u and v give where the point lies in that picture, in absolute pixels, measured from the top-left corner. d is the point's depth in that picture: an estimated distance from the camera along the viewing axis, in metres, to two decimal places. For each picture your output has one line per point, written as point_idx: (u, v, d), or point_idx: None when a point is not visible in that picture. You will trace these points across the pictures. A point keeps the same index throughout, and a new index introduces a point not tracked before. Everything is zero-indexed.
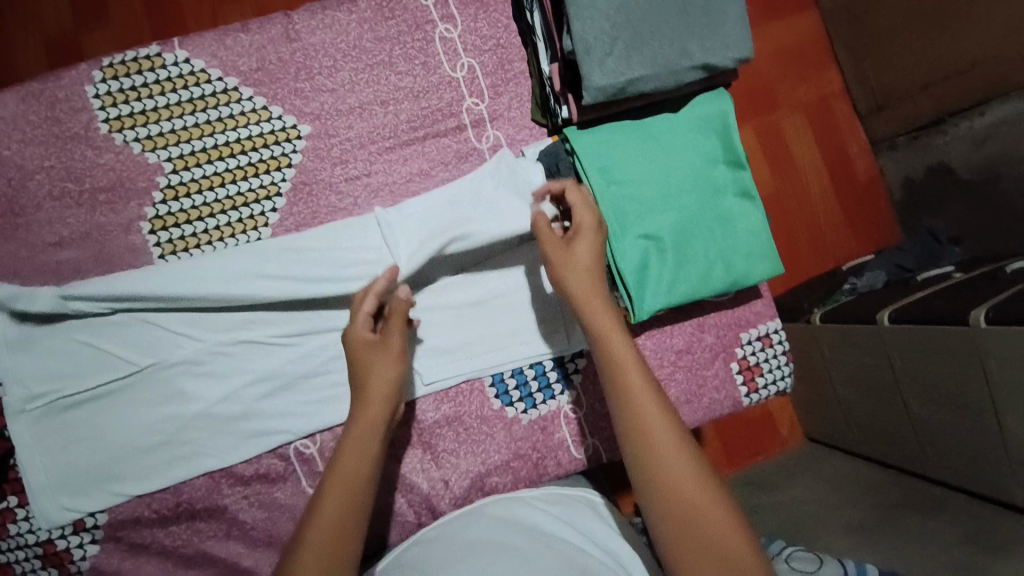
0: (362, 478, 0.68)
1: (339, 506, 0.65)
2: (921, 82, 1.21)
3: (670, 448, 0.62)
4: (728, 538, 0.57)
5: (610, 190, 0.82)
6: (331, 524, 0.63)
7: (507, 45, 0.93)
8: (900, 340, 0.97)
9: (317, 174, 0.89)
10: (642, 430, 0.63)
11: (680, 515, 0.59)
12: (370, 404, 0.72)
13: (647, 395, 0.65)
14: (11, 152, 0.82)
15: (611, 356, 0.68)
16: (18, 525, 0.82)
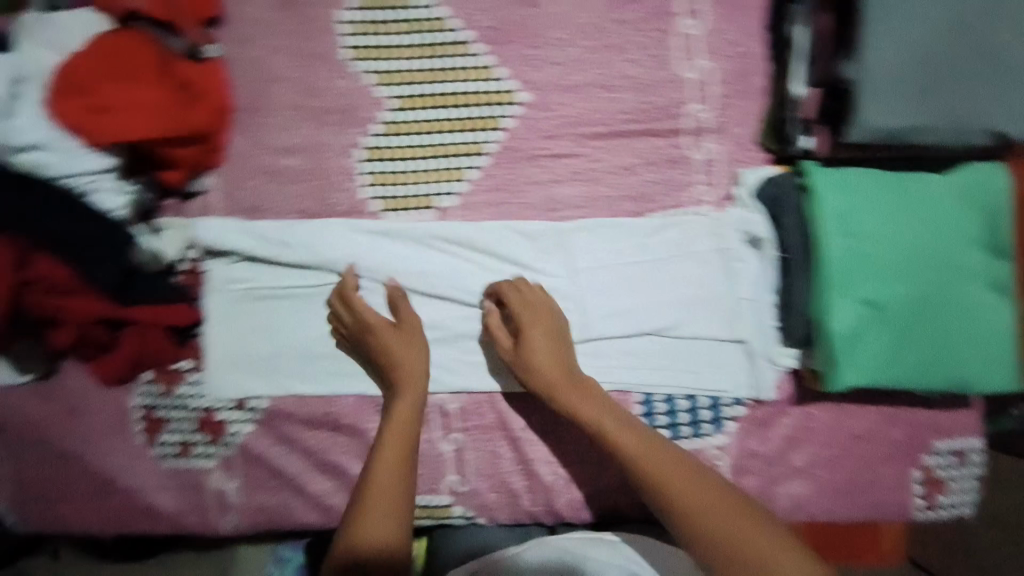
0: (411, 422, 0.79)
1: (390, 473, 0.75)
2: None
3: (682, 487, 0.69)
4: None
5: (846, 243, 0.74)
6: (386, 481, 0.74)
7: (756, 54, 0.84)
8: None
9: (524, 144, 0.88)
10: (678, 502, 0.69)
11: (722, 541, 0.64)
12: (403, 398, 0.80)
13: (625, 432, 0.76)
14: (263, 56, 0.85)
15: (592, 414, 0.78)
16: (187, 386, 0.91)
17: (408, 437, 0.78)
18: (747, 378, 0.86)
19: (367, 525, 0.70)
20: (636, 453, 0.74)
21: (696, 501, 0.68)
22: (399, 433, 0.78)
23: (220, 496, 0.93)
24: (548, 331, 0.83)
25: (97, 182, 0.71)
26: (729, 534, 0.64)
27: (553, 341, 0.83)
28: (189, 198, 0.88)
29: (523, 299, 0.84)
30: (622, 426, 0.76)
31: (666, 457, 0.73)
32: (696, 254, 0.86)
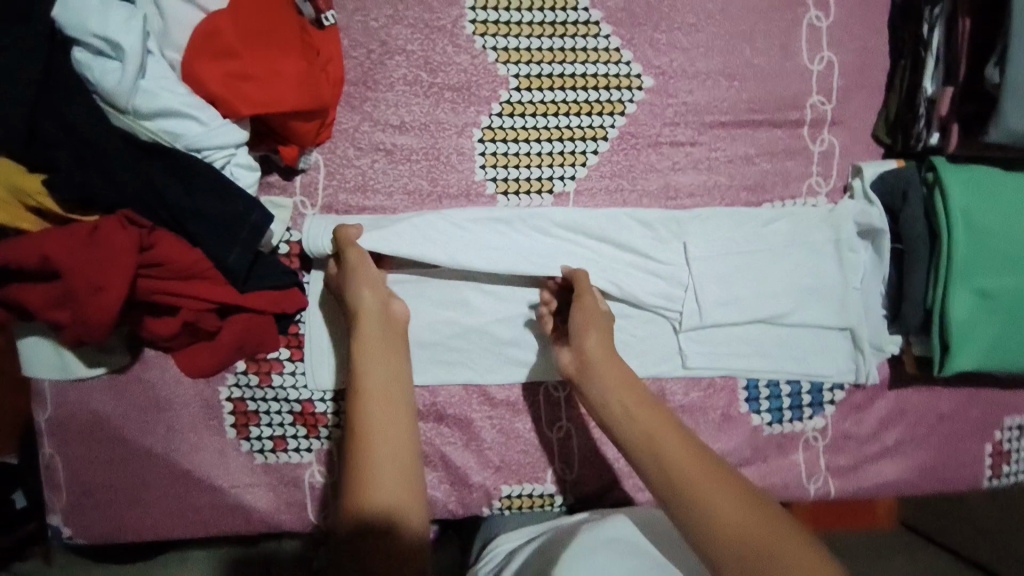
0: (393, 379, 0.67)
1: (384, 414, 0.64)
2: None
3: (716, 475, 0.57)
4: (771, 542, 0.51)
5: (966, 234, 0.78)
6: (381, 413, 0.64)
7: (873, 49, 0.88)
8: None
9: (646, 129, 0.87)
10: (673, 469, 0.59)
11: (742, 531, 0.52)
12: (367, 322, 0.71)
13: (670, 435, 0.62)
14: (379, 26, 0.82)
15: (643, 420, 0.64)
16: (283, 377, 0.82)
17: (405, 399, 0.66)
18: (850, 365, 0.89)
19: (366, 490, 0.59)
20: (679, 463, 0.59)
21: (740, 522, 0.53)
22: (388, 358, 0.69)
23: (316, 493, 0.85)
24: (600, 332, 0.74)
25: (235, 155, 0.66)
26: (745, 534, 0.52)
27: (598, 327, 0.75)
28: (291, 174, 0.82)
29: (585, 290, 0.78)
30: (668, 427, 0.63)
31: (723, 475, 0.57)
32: (810, 243, 0.87)
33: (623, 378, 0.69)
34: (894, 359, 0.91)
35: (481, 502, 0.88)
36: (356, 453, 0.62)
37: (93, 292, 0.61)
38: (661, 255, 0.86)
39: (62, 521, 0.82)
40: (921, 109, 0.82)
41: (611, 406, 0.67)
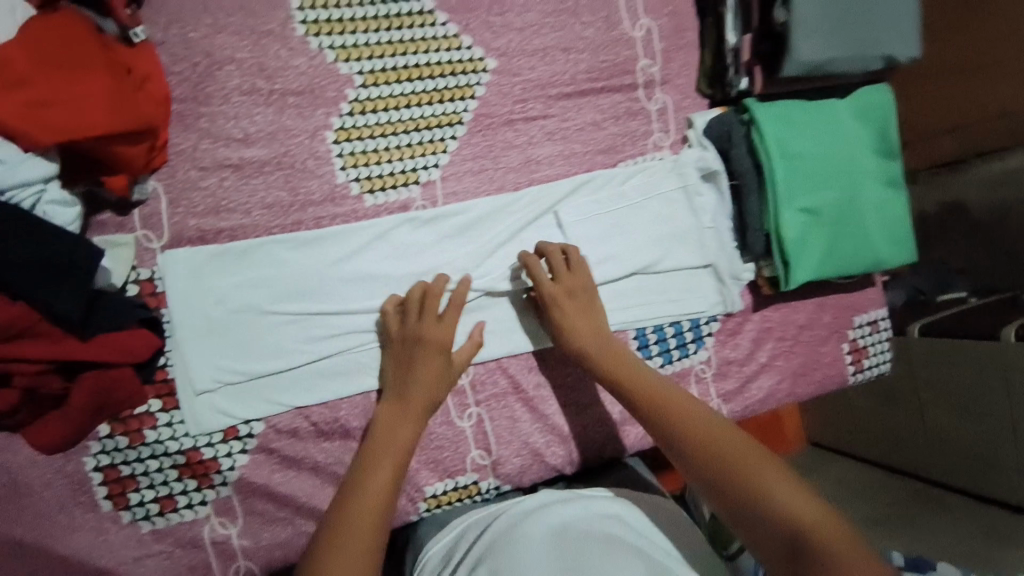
0: (384, 509, 0.65)
1: (367, 509, 0.64)
2: (944, 126, 1.43)
3: (702, 428, 0.67)
4: (777, 485, 0.58)
5: (781, 163, 0.89)
6: (372, 501, 0.65)
7: (683, 13, 0.97)
8: (930, 355, 1.29)
9: (498, 109, 0.89)
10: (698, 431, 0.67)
11: (739, 473, 0.61)
12: (415, 387, 0.76)
13: (697, 419, 0.68)
14: (200, 37, 0.77)
15: (649, 398, 0.73)
16: (159, 432, 0.77)
17: (392, 476, 0.68)
18: (717, 297, 0.97)
19: (334, 556, 0.59)
20: (697, 432, 0.67)
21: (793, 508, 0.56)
22: (410, 419, 0.74)
23: (220, 548, 0.79)
24: (578, 308, 0.84)
25: (44, 194, 0.62)
26: (788, 520, 0.55)
27: (580, 304, 0.84)
28: (127, 209, 0.75)
29: (414, 323, 0.80)
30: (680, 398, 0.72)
31: (756, 456, 0.62)
32: (663, 194, 0.95)
33: (631, 366, 0.77)
34: (752, 286, 1.00)
35: (407, 509, 0.85)
36: (331, 527, 0.62)
37: None
38: (523, 236, 0.90)
39: None
40: (728, 58, 0.91)
41: (631, 390, 0.75)
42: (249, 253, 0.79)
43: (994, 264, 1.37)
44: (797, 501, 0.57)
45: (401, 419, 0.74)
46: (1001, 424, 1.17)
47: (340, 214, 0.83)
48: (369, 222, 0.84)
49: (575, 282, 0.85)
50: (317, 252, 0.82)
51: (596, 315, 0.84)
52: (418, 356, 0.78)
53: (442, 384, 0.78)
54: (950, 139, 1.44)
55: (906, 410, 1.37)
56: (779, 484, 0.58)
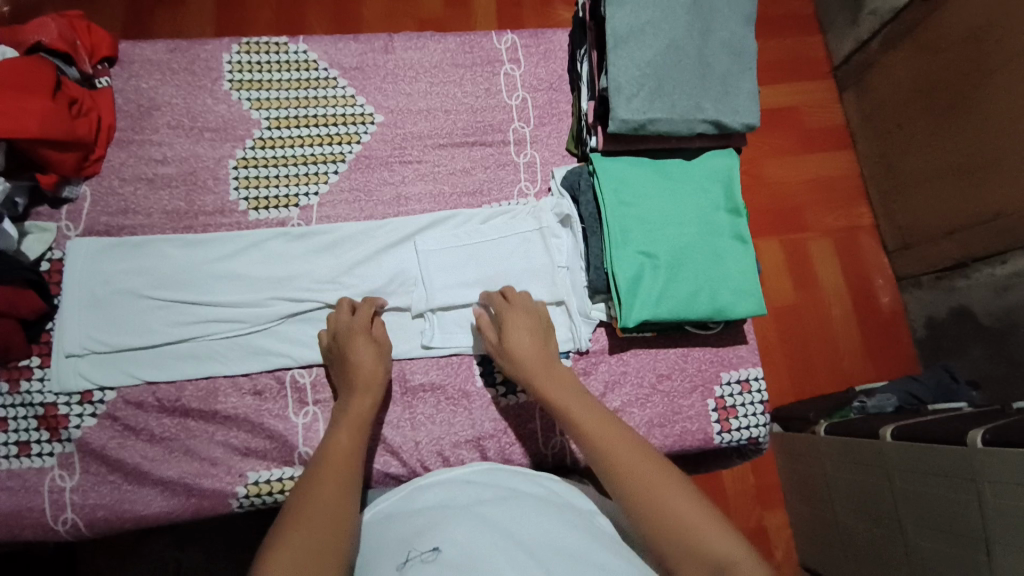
0: (348, 454, 0.74)
1: (318, 512, 0.64)
2: (944, 228, 1.31)
3: (629, 459, 0.66)
4: (706, 531, 0.58)
5: (618, 209, 0.95)
6: (321, 512, 0.64)
7: (557, 89, 1.12)
8: (900, 461, 0.99)
9: (379, 153, 1.05)
10: (626, 463, 0.65)
11: (659, 514, 0.61)
12: (354, 403, 0.82)
13: (635, 456, 0.66)
14: (149, 87, 1.02)
15: (582, 420, 0.72)
16: (31, 384, 0.89)
17: (343, 487, 0.69)
18: (568, 334, 0.99)
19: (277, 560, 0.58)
20: (629, 465, 0.65)
21: (719, 548, 0.57)
22: (348, 442, 0.76)
23: (55, 497, 0.86)
24: (528, 326, 0.88)
25: None
26: (714, 558, 0.57)
27: (524, 321, 0.88)
28: (59, 204, 0.96)
29: (344, 312, 0.91)
30: (614, 424, 0.70)
31: (690, 496, 0.62)
32: (520, 233, 1.02)
33: (571, 388, 0.77)
34: (609, 328, 1.01)
35: (229, 485, 0.88)
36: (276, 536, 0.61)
37: None
38: (379, 259, 0.99)
39: None
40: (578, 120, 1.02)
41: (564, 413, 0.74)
42: (139, 246, 0.95)
43: (994, 367, 1.23)
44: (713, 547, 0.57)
45: (354, 394, 0.83)
46: (973, 542, 0.87)
47: (225, 225, 0.99)
48: (244, 233, 0.98)
49: (523, 306, 0.91)
50: (197, 253, 0.96)
51: (538, 328, 0.88)
52: (349, 343, 0.88)
53: (378, 364, 0.87)
54: (951, 243, 1.31)
55: (885, 526, 1.04)
56: (706, 527, 0.59)
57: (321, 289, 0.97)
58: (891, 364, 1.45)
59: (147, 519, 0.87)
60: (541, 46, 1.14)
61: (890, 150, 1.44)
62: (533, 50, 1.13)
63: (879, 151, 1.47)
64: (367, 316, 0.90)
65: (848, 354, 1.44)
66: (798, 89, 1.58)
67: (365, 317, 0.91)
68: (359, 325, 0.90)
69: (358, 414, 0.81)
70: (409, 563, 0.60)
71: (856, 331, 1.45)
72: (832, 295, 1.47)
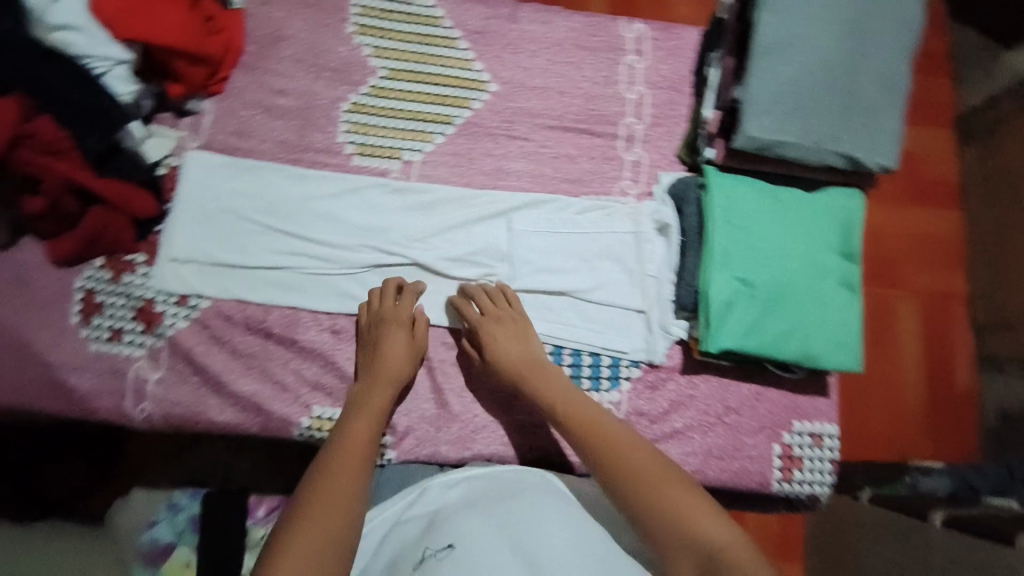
0: (347, 453, 0.76)
1: (327, 509, 0.69)
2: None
3: (626, 456, 0.74)
4: (698, 515, 0.67)
5: (725, 228, 0.90)
6: (326, 506, 0.70)
7: (679, 90, 1.07)
8: (937, 548, 0.91)
9: (486, 122, 1.04)
10: (622, 459, 0.74)
11: (655, 503, 0.69)
12: (375, 391, 0.86)
13: (639, 460, 0.73)
14: (281, 17, 1.03)
15: (582, 422, 0.80)
16: (135, 277, 0.94)
17: (355, 474, 0.75)
18: (643, 343, 0.97)
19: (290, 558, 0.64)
20: (626, 461, 0.73)
21: (712, 538, 0.65)
22: (363, 425, 0.81)
23: (137, 386, 0.92)
24: (513, 330, 0.92)
25: (114, 68, 0.86)
26: (707, 550, 0.64)
27: (530, 334, 0.92)
28: (182, 114, 0.99)
29: (388, 296, 0.94)
30: (611, 427, 0.78)
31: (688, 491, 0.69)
32: (615, 233, 1.00)
33: (570, 395, 0.84)
34: (685, 346, 0.98)
35: (295, 414, 0.93)
36: (286, 532, 0.67)
37: None
38: (469, 230, 1.00)
39: None
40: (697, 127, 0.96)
41: (564, 419, 0.82)
42: (254, 169, 0.99)
43: None
44: (703, 526, 0.65)
45: (373, 385, 0.86)
46: None
47: (331, 164, 1.01)
48: (349, 176, 1.00)
49: (519, 313, 0.94)
50: (302, 187, 0.99)
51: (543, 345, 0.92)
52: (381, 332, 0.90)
53: (407, 360, 0.89)
54: None
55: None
56: (699, 513, 0.67)
57: (411, 245, 0.98)
58: (951, 446, 1.34)
59: (219, 426, 0.93)
60: (671, 41, 1.08)
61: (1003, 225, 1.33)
62: (661, 45, 1.08)
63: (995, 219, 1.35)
64: (406, 314, 0.92)
65: (915, 427, 1.34)
66: (927, 136, 1.45)
67: (406, 312, 0.92)
68: (394, 318, 0.91)
69: (359, 404, 0.83)
70: (424, 562, 0.67)
71: (926, 404, 1.34)
72: (909, 360, 1.35)
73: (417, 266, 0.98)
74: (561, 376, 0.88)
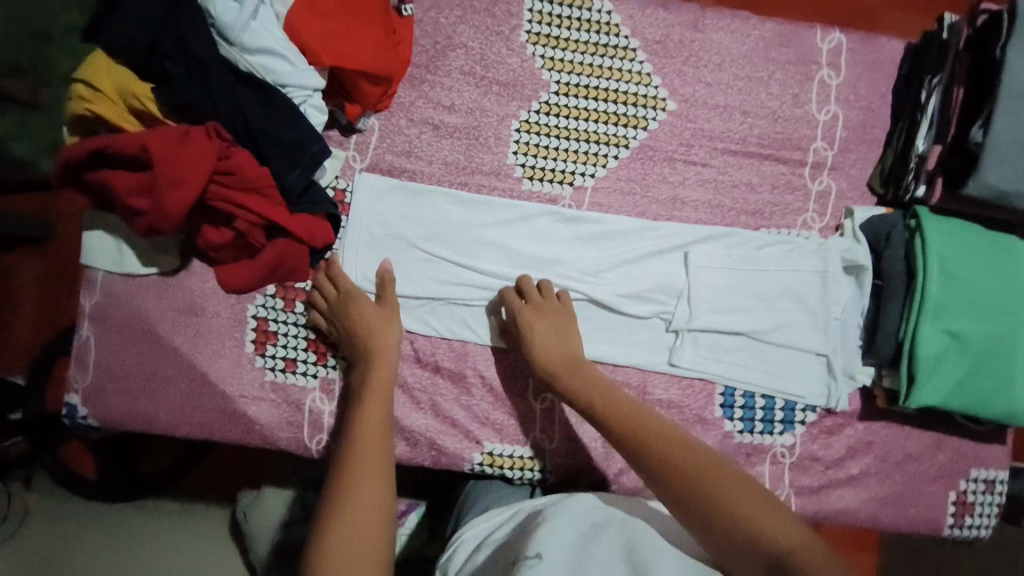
0: (374, 438, 0.75)
1: (362, 523, 0.67)
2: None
3: (688, 465, 0.69)
4: (780, 527, 0.60)
5: (939, 278, 0.84)
6: (359, 516, 0.67)
7: (875, 111, 0.97)
8: None
9: (663, 145, 0.97)
10: (686, 468, 0.69)
11: (730, 513, 0.63)
12: (371, 366, 0.83)
13: (692, 464, 0.69)
14: (447, 23, 0.96)
15: (634, 432, 0.75)
16: (304, 306, 0.92)
17: (382, 476, 0.72)
18: (822, 389, 0.93)
19: None
20: (689, 469, 0.69)
21: (776, 540, 0.60)
22: (373, 416, 0.78)
23: (314, 417, 0.92)
24: (553, 322, 0.88)
25: (310, 97, 0.81)
26: (774, 553, 0.58)
27: (556, 324, 0.88)
28: (349, 132, 0.94)
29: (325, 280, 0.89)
30: (673, 435, 0.73)
31: (742, 490, 0.65)
32: (800, 271, 0.94)
33: (619, 400, 0.80)
34: (865, 392, 0.94)
35: (467, 449, 0.92)
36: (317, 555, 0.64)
37: (171, 187, 0.74)
38: (643, 263, 0.95)
39: (80, 402, 0.91)
40: (912, 163, 0.90)
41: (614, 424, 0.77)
42: (424, 194, 0.94)
43: None
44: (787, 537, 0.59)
45: (368, 362, 0.84)
46: None
47: (498, 188, 0.96)
48: (518, 205, 0.95)
49: (542, 301, 0.90)
50: (471, 214, 0.94)
51: (569, 333, 0.88)
52: (356, 312, 0.86)
53: (389, 326, 0.87)
54: None
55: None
56: (776, 523, 0.61)
57: (583, 282, 0.94)
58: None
59: None
60: (869, 54, 0.98)
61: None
62: (859, 58, 0.98)
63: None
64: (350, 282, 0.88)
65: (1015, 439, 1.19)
66: None
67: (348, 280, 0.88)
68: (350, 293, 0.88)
69: (374, 379, 0.82)
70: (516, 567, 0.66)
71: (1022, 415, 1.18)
72: None
73: (589, 301, 0.94)
74: (602, 379, 0.83)
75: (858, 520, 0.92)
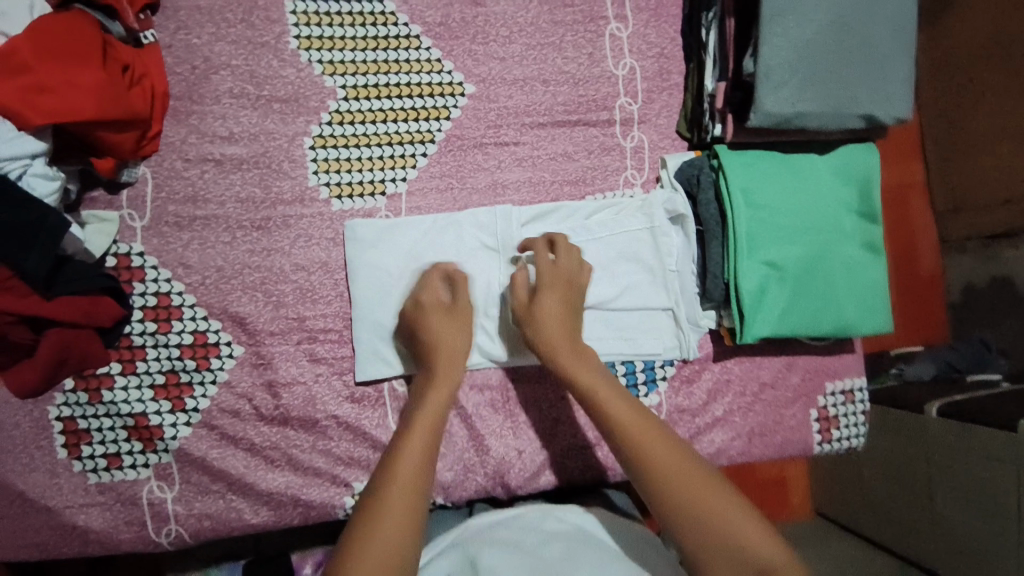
0: (437, 427, 0.68)
1: (395, 524, 0.56)
2: (1000, 194, 1.13)
3: (664, 459, 0.62)
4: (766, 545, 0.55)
5: (747, 212, 0.87)
6: (399, 512, 0.57)
7: (669, 55, 0.97)
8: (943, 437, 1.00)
9: (471, 132, 0.93)
10: (670, 468, 0.61)
11: (710, 523, 0.57)
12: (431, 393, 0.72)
13: (663, 450, 0.63)
14: (202, 43, 0.86)
15: (617, 421, 0.67)
16: (114, 393, 0.84)
17: (419, 478, 0.61)
18: (674, 341, 0.94)
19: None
20: (672, 467, 0.62)
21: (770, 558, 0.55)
22: (424, 424, 0.67)
23: (156, 509, 0.85)
24: (558, 293, 0.81)
25: (30, 166, 0.71)
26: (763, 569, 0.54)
27: (561, 290, 0.82)
28: (116, 189, 0.84)
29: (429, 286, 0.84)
30: (656, 426, 0.66)
31: (720, 497, 0.59)
32: (630, 231, 0.93)
33: (601, 382, 0.72)
34: (714, 333, 0.97)
35: (337, 495, 0.87)
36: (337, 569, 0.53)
37: None
38: (467, 260, 0.90)
39: None
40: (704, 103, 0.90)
41: (596, 407, 0.69)
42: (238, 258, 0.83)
43: None
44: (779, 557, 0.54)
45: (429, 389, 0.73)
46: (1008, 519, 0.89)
47: (307, 215, 0.89)
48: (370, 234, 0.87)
49: (545, 262, 0.84)
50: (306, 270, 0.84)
51: (569, 296, 0.82)
52: (436, 329, 0.80)
53: (459, 332, 0.80)
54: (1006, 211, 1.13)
55: (912, 491, 1.07)
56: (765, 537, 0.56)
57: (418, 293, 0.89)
58: (919, 331, 1.29)
59: (256, 526, 0.87)
60: None
61: (958, 86, 1.18)
62: (643, 5, 0.97)
63: (939, 89, 1.21)
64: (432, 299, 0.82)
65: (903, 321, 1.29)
66: None
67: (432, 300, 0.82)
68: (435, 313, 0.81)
69: (449, 384, 0.74)
70: None
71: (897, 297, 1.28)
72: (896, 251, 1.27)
73: None
74: (577, 351, 0.77)
75: (728, 460, 0.95)
